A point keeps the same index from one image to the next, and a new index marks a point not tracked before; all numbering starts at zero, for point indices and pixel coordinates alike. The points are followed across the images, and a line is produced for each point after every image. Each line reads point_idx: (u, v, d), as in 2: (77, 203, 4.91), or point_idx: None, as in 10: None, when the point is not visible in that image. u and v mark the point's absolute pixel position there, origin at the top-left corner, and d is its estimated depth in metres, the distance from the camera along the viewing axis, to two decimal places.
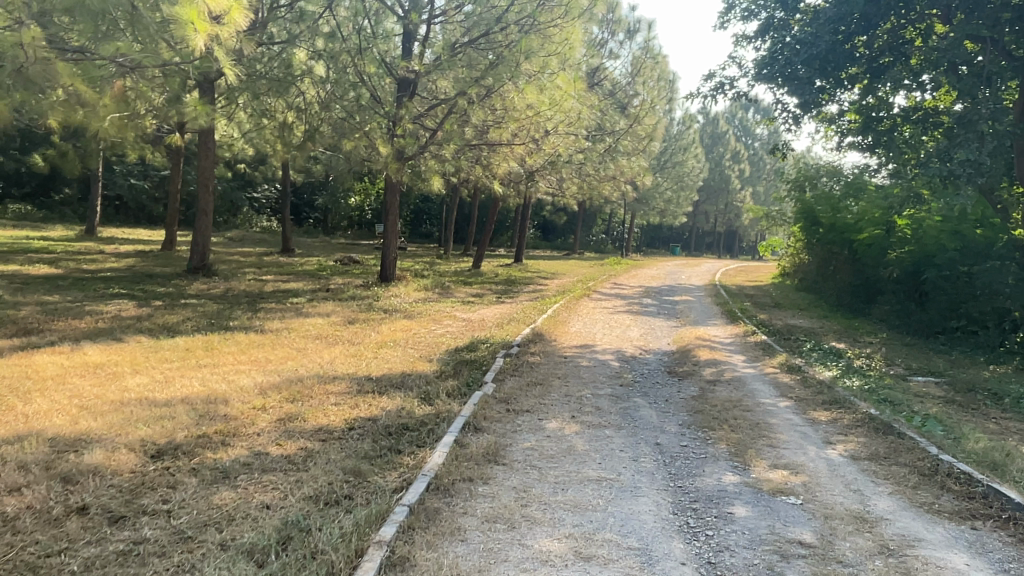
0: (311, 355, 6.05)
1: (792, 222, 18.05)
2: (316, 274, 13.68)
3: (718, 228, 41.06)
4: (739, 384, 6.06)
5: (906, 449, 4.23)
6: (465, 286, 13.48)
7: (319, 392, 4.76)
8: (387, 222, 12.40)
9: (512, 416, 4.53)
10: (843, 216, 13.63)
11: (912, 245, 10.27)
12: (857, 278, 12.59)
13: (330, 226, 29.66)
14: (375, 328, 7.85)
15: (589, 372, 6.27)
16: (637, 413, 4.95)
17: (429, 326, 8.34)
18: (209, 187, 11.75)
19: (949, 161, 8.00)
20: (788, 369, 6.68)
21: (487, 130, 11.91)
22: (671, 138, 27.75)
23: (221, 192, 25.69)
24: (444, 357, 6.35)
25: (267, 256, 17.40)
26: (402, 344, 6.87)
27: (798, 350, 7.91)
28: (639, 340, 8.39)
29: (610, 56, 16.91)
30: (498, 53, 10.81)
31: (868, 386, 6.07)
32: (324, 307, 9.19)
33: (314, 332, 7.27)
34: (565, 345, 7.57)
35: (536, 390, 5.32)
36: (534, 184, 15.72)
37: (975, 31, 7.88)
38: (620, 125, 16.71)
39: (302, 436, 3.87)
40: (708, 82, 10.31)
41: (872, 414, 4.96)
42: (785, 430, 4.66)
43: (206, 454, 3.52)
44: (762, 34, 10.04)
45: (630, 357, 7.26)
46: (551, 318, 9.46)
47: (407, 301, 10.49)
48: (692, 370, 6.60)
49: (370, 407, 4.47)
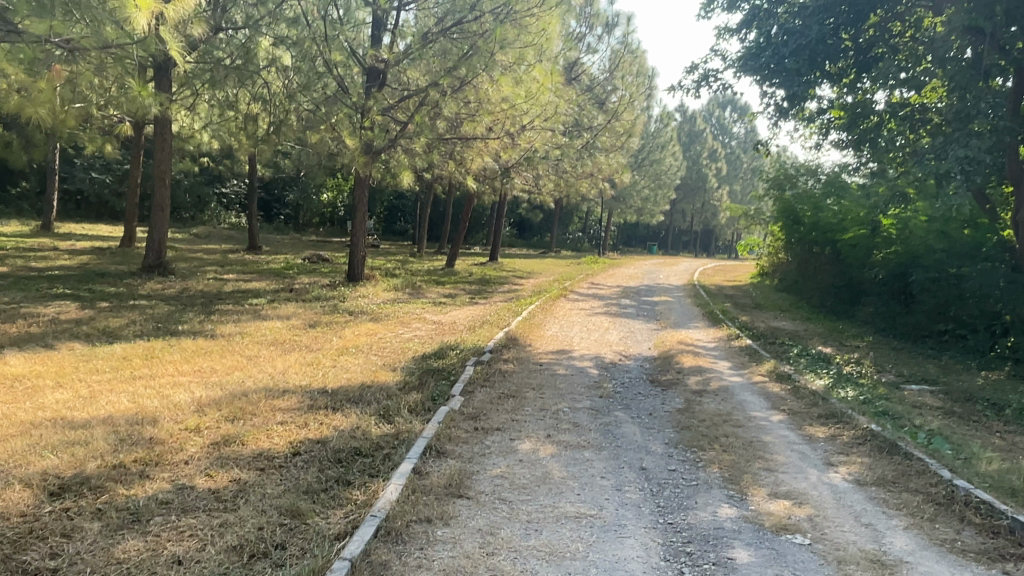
0: (261, 364, 5.51)
1: (771, 221, 17.79)
2: (281, 272, 13.08)
3: (694, 226, 40.97)
4: (727, 395, 5.65)
5: (916, 473, 3.83)
6: (437, 286, 12.96)
7: (265, 409, 4.24)
8: (355, 219, 11.84)
9: (481, 436, 4.06)
10: (825, 215, 13.33)
11: (899, 246, 10.00)
12: (841, 279, 12.31)
13: (301, 223, 28.91)
14: (338, 332, 7.31)
15: (566, 382, 5.79)
16: (619, 430, 4.50)
17: (396, 330, 7.81)
18: (166, 180, 11.08)
19: (944, 158, 7.63)
20: (778, 378, 6.27)
21: (460, 123, 11.32)
22: (650, 137, 27.43)
23: (188, 188, 24.86)
24: (409, 366, 5.83)
25: (233, 254, 16.72)
26: (365, 351, 6.36)
27: (785, 356, 7.52)
28: (619, 345, 7.95)
29: (588, 50, 16.44)
30: (471, 42, 10.30)
31: (863, 397, 5.68)
32: (285, 309, 8.63)
33: (270, 337, 6.71)
34: (541, 351, 7.09)
35: (509, 403, 4.86)
36: (509, 180, 15.25)
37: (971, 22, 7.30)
38: (598, 120, 16.27)
39: (237, 464, 3.35)
40: (690, 76, 9.92)
41: (874, 431, 4.57)
42: (782, 450, 4.26)
43: (118, 490, 3.00)
44: (746, 25, 9.62)
45: (610, 364, 6.81)
46: (526, 321, 8.98)
47: (376, 302, 9.94)
48: (676, 379, 6.17)
49: (320, 428, 3.97)
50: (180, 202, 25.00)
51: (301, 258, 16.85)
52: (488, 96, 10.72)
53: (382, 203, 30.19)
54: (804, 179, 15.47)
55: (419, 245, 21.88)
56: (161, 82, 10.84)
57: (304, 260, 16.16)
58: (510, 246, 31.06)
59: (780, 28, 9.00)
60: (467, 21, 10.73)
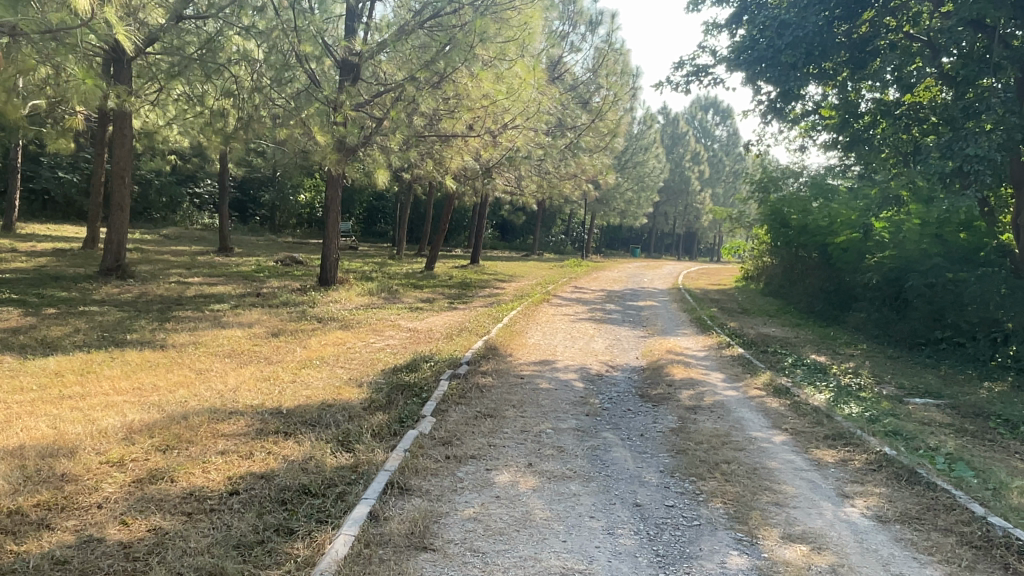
0: (211, 379, 4.99)
1: (757, 224, 17.48)
2: (250, 276, 12.47)
3: (677, 229, 40.74)
4: (724, 412, 5.20)
5: (942, 510, 3.41)
6: (415, 290, 12.44)
7: (205, 436, 3.74)
8: (327, 220, 11.28)
9: (453, 466, 3.56)
10: (815, 218, 12.98)
11: (891, 250, 9.54)
12: (831, 284, 11.97)
13: (277, 225, 28.20)
14: (304, 341, 6.77)
15: (549, 398, 5.30)
16: (608, 456, 4.02)
17: (366, 339, 7.28)
18: (125, 177, 10.42)
19: (951, 157, 7.20)
20: (775, 392, 5.82)
21: (438, 119, 10.80)
22: (633, 139, 27.00)
23: (159, 187, 24.10)
24: (378, 380, 5.32)
25: (202, 256, 16.06)
26: (330, 364, 5.84)
27: (780, 366, 7.08)
28: (604, 355, 7.48)
29: (571, 49, 16.00)
30: (449, 35, 9.79)
31: (870, 414, 5.24)
32: (248, 315, 8.06)
33: (227, 348, 6.17)
34: (521, 362, 6.61)
35: (486, 424, 4.38)
36: (491, 180, 14.79)
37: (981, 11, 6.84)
38: (581, 119, 15.86)
39: (160, 509, 2.84)
40: (679, 72, 9.51)
41: (889, 455, 4.14)
42: (790, 478, 3.81)
43: (5, 546, 2.47)
44: (735, 21, 9.26)
45: (596, 376, 6.34)
46: (507, 328, 8.49)
47: (348, 308, 9.41)
48: (668, 394, 5.71)
49: (267, 459, 3.48)
50: (150, 202, 24.23)
51: (273, 260, 16.23)
52: (466, 93, 10.18)
53: (361, 204, 29.59)
54: (791, 182, 15.12)
55: (398, 247, 21.33)
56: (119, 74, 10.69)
57: (276, 262, 15.56)
58: (492, 249, 30.58)
59: (772, 21, 8.54)
60: (445, 14, 10.24)
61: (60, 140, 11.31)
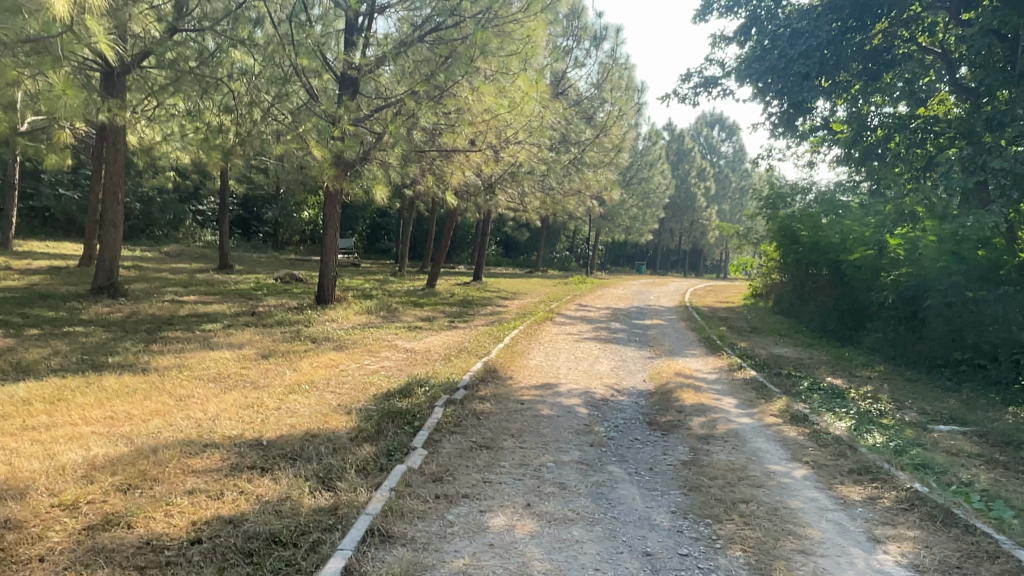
0: (190, 406, 4.69)
1: (764, 241, 17.16)
2: (248, 294, 12.22)
3: (683, 245, 40.40)
4: (738, 442, 4.86)
5: (985, 558, 3.06)
6: (416, 308, 12.15)
7: (174, 472, 3.44)
8: (325, 236, 11.01)
9: (444, 507, 3.23)
10: (825, 234, 12.63)
11: (908, 267, 9.21)
12: (844, 302, 11.61)
13: (280, 242, 28.03)
14: (294, 364, 6.46)
15: (551, 426, 4.97)
16: (614, 494, 3.69)
17: (360, 361, 6.95)
18: (118, 194, 10.19)
19: (975, 170, 6.86)
20: (792, 420, 5.47)
21: (438, 134, 10.55)
22: (638, 155, 26.76)
23: (160, 205, 23.95)
24: (368, 407, 4.99)
25: (201, 274, 15.83)
26: (320, 388, 5.53)
27: (795, 390, 6.72)
28: (610, 377, 7.15)
29: (574, 64, 15.73)
30: (450, 48, 9.54)
31: (896, 445, 4.88)
32: (239, 336, 7.76)
33: (212, 371, 5.87)
34: (522, 386, 6.27)
35: (482, 457, 4.05)
36: (493, 196, 14.53)
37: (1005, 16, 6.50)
38: (586, 134, 15.57)
39: (110, 561, 2.53)
40: (686, 84, 9.26)
41: (921, 493, 3.78)
42: (814, 520, 3.47)
43: None
44: (743, 32, 9.02)
45: (601, 401, 6.00)
46: (508, 349, 8.15)
47: (344, 327, 9.10)
48: (677, 421, 5.37)
49: (237, 500, 3.15)
50: (152, 218, 24.06)
51: (273, 277, 15.98)
52: (467, 108, 9.90)
53: (364, 220, 29.45)
54: (800, 198, 14.81)
55: (401, 263, 21.06)
56: (112, 86, 10.37)
57: (275, 279, 15.31)
58: (496, 265, 30.32)
59: (783, 31, 8.29)
60: (446, 28, 10.03)
61: (54, 156, 11.10)
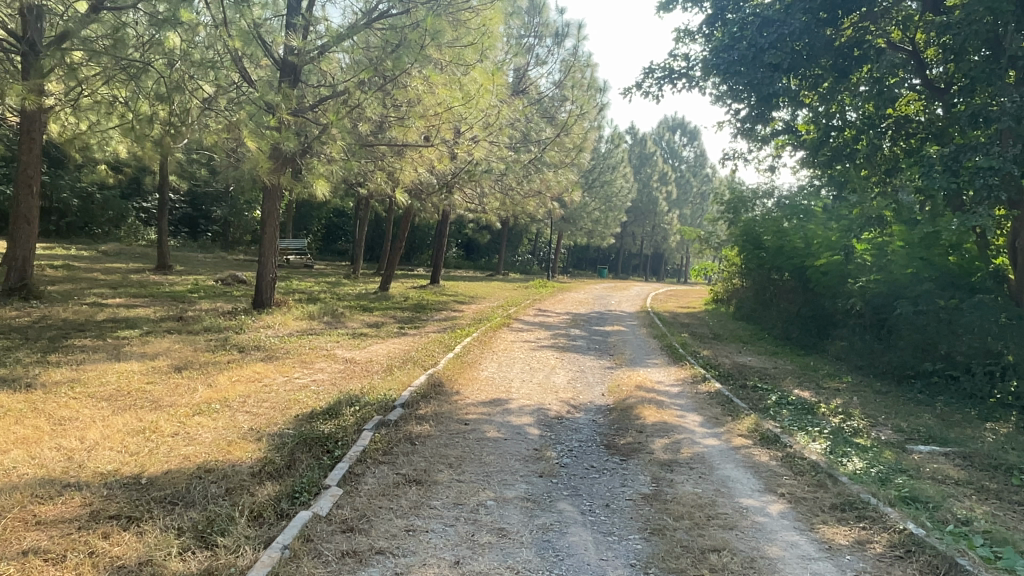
0: (67, 432, 3.96)
1: (726, 246, 16.88)
2: (181, 296, 11.37)
3: (644, 249, 40.29)
4: (706, 468, 4.32)
5: None
6: (363, 313, 11.45)
7: (12, 526, 2.76)
8: (264, 236, 10.24)
9: (350, 569, 2.59)
10: (790, 239, 12.28)
11: (877, 274, 8.83)
12: (809, 309, 11.25)
13: (230, 241, 26.96)
14: (210, 378, 5.71)
15: (496, 452, 4.36)
16: (563, 542, 3.09)
17: (288, 374, 6.22)
18: (33, 187, 9.27)
19: (958, 169, 6.42)
20: (763, 442, 4.96)
21: (386, 127, 9.88)
22: (600, 158, 26.37)
23: (101, 201, 22.74)
24: (284, 432, 4.30)
25: (137, 274, 14.84)
26: (234, 408, 4.83)
27: (764, 406, 6.21)
28: (567, 391, 6.58)
29: (536, 62, 15.12)
30: (400, 35, 8.87)
31: (881, 473, 4.41)
32: (157, 345, 6.99)
33: (110, 388, 5.09)
34: (468, 403, 5.64)
35: (409, 496, 3.41)
36: (449, 196, 13.90)
37: (995, 3, 6.04)
38: (546, 133, 14.98)
39: None
40: (648, 78, 8.79)
41: (916, 536, 3.28)
42: (798, 573, 2.92)
43: None
44: (709, 25, 8.56)
45: (555, 420, 5.41)
46: (458, 359, 7.52)
47: (279, 335, 8.35)
48: (638, 443, 4.81)
49: (82, 566, 2.47)
50: (92, 215, 22.80)
51: (215, 279, 15.09)
52: (419, 100, 9.25)
53: (320, 220, 28.67)
54: (761, 203, 14.54)
55: (354, 265, 20.24)
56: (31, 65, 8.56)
57: (217, 281, 14.43)
58: (456, 269, 29.71)
59: (753, 19, 7.82)
60: (396, 15, 9.43)
61: None
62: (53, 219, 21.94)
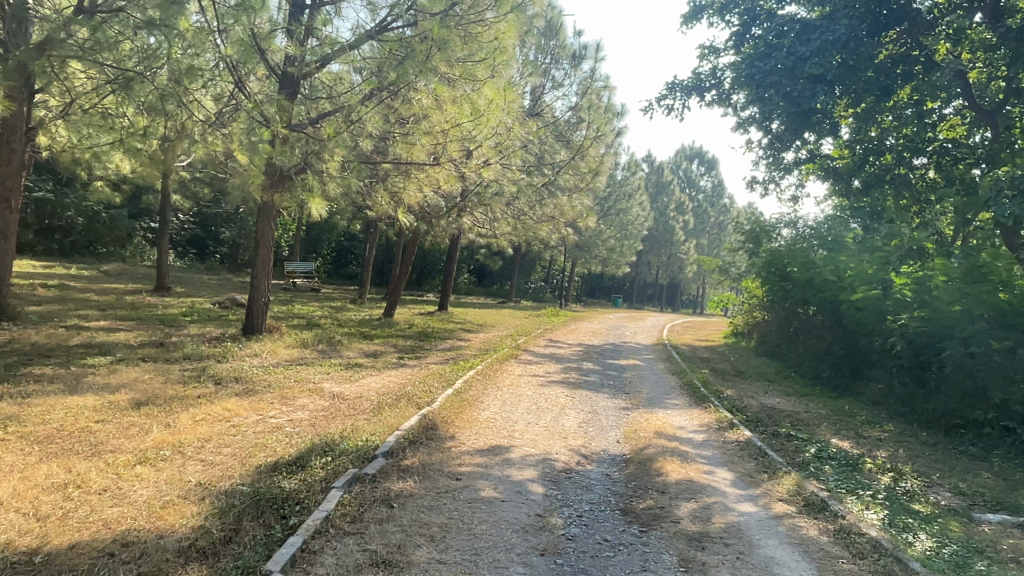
0: None
1: (748, 277, 16.10)
2: (172, 319, 10.78)
3: (660, 280, 39.51)
4: (743, 545, 3.57)
5: None
6: (363, 341, 10.77)
7: None
8: (257, 257, 9.63)
9: None
10: (819, 272, 11.50)
11: (921, 311, 8.05)
12: (841, 346, 10.44)
13: (238, 263, 26.52)
14: (170, 417, 5.00)
15: (489, 520, 3.62)
16: None
17: (263, 412, 5.51)
18: (9, 202, 8.70)
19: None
20: (808, 510, 4.18)
21: (389, 144, 9.26)
22: (616, 186, 25.75)
23: (108, 220, 22.37)
24: (238, 488, 3.60)
25: (133, 295, 14.30)
26: (184, 456, 4.12)
27: (804, 461, 5.43)
28: (578, 436, 5.84)
29: (551, 84, 14.57)
30: (406, 46, 8.25)
31: (957, 556, 3.61)
32: (126, 374, 6.35)
33: (50, 427, 4.42)
34: (464, 452, 4.91)
35: None
36: (458, 220, 13.26)
37: None
38: (561, 156, 14.34)
39: None
40: (671, 93, 8.16)
41: None
42: None
43: None
44: (736, 40, 7.90)
45: (562, 475, 4.66)
46: (457, 396, 6.80)
47: (264, 364, 7.68)
48: (660, 509, 4.06)
49: None
50: (97, 234, 22.39)
51: (214, 302, 14.54)
52: (424, 115, 8.61)
53: (330, 243, 28.20)
54: (785, 231, 13.82)
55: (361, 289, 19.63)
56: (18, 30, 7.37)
57: (215, 304, 13.88)
58: (467, 296, 29.08)
59: (790, 28, 7.04)
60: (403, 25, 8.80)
61: None
62: (58, 238, 21.58)
